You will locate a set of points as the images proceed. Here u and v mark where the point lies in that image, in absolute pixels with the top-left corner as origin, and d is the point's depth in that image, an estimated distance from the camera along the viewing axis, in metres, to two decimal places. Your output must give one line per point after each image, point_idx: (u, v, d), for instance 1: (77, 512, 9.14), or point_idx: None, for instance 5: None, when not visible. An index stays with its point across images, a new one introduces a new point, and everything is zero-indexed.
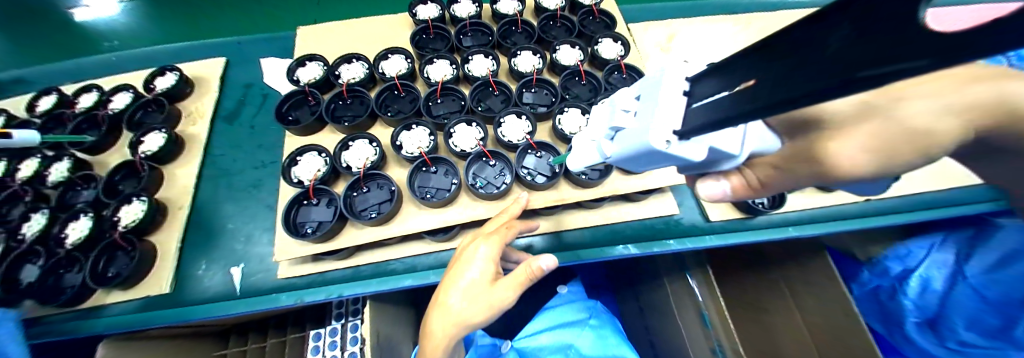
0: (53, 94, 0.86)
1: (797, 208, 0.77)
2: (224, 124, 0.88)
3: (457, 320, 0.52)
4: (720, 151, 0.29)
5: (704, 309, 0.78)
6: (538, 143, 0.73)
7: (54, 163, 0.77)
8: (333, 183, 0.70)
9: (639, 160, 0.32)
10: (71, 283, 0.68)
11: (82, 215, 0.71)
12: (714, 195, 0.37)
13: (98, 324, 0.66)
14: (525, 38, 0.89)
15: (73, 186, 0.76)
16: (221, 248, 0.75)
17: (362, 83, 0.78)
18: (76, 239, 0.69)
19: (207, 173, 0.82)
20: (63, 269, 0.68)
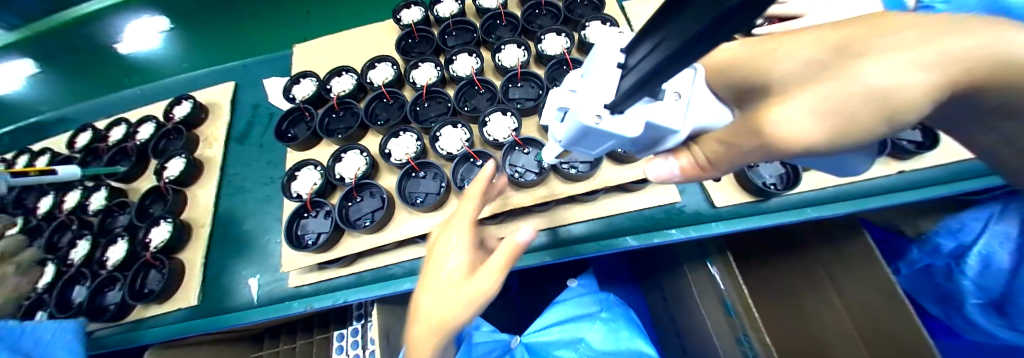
0: (88, 130, 0.97)
1: (814, 187, 0.71)
2: (236, 145, 0.94)
3: (437, 322, 0.46)
4: (660, 126, 0.28)
5: (727, 298, 0.72)
6: (524, 139, 0.72)
7: (92, 193, 0.87)
8: (330, 194, 0.73)
9: (584, 139, 0.31)
10: (111, 302, 0.77)
11: (120, 238, 0.81)
12: (662, 175, 0.39)
13: (137, 336, 0.74)
14: (510, 30, 0.87)
15: (113, 212, 0.86)
16: (242, 261, 0.81)
17: (351, 95, 0.80)
18: (115, 261, 0.79)
19: (224, 192, 0.89)
20: (107, 287, 0.78)
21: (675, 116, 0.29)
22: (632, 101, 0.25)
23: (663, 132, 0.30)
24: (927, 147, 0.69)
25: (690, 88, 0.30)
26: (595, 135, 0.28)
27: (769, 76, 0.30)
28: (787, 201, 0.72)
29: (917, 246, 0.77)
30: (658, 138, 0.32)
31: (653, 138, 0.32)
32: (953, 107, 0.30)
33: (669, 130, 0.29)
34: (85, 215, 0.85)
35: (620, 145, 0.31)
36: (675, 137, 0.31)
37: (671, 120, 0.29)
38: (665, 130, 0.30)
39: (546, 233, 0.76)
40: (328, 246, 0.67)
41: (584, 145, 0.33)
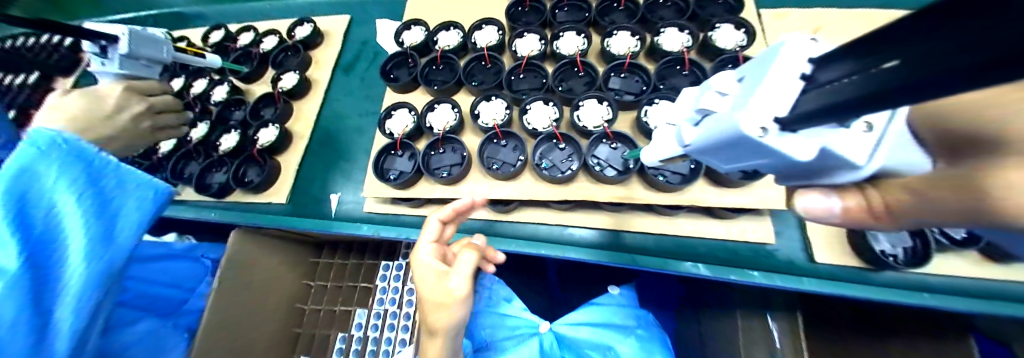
0: (221, 30, 1.13)
1: (951, 273, 0.59)
2: (344, 74, 1.04)
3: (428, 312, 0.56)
4: (840, 156, 0.23)
5: (778, 356, 0.68)
6: (615, 133, 0.69)
7: (219, 86, 1.04)
8: (417, 139, 0.78)
9: (722, 149, 0.28)
10: (215, 181, 0.93)
11: (232, 130, 0.95)
12: (816, 210, 0.31)
13: (224, 213, 0.90)
14: (626, 16, 0.82)
15: (229, 106, 1.02)
16: (329, 178, 0.93)
17: (454, 51, 0.82)
18: (226, 148, 0.94)
19: (326, 113, 1.00)
20: (215, 169, 0.94)
21: (863, 146, 0.23)
22: (815, 124, 0.21)
23: (838, 164, 0.25)
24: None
25: (896, 118, 0.24)
26: (743, 147, 0.25)
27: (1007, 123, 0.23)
28: (902, 278, 0.62)
29: None
30: (826, 169, 0.26)
31: (817, 168, 0.26)
32: None
33: (847, 162, 0.24)
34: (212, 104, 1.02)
35: (768, 166, 0.27)
36: (855, 170, 0.25)
37: (856, 152, 0.23)
38: (844, 163, 0.24)
39: (607, 233, 0.74)
40: (407, 184, 0.72)
41: (719, 157, 0.30)
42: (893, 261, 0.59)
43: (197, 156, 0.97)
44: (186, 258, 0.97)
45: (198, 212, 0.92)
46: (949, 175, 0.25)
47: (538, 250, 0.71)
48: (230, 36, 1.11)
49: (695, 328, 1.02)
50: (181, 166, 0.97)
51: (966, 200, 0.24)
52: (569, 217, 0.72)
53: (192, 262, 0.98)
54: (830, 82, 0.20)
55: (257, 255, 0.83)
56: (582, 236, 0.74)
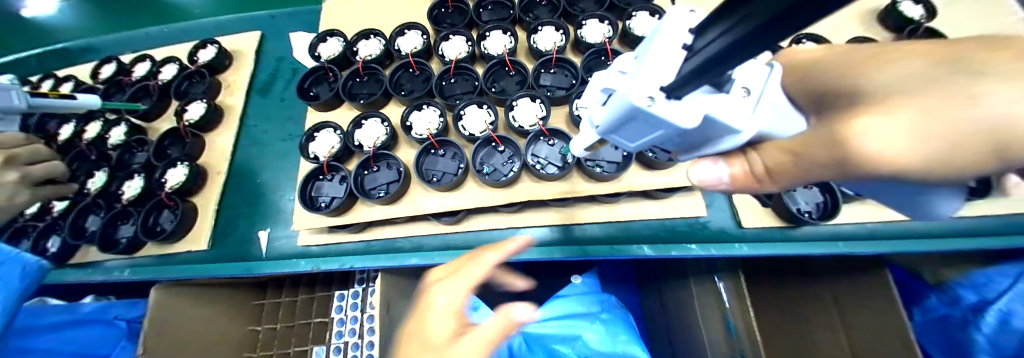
0: (113, 62, 0.97)
1: (853, 221, 0.66)
2: (259, 97, 0.93)
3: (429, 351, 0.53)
4: (719, 121, 0.24)
5: (730, 317, 0.71)
6: (550, 130, 0.69)
7: (114, 127, 0.88)
8: (346, 160, 0.71)
9: (624, 125, 0.27)
10: (123, 236, 0.80)
11: (136, 175, 0.82)
12: (707, 181, 0.32)
13: (131, 272, 0.77)
14: (550, 11, 0.82)
15: (131, 149, 0.87)
16: (255, 214, 0.83)
17: (378, 60, 0.77)
18: (130, 195, 0.80)
19: (243, 141, 0.89)
20: (121, 221, 0.80)
21: (738, 110, 0.24)
22: (695, 84, 0.21)
23: (720, 130, 0.25)
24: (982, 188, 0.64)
25: (762, 82, 0.25)
26: (640, 120, 0.24)
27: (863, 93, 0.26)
28: (819, 232, 0.68)
29: (935, 294, 0.73)
30: (713, 137, 0.27)
31: (706, 136, 0.27)
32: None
33: (727, 128, 0.24)
34: (107, 148, 0.87)
35: (667, 138, 0.27)
36: (734, 137, 0.25)
37: (733, 115, 0.24)
38: (726, 128, 0.25)
39: (558, 229, 0.74)
40: (339, 211, 0.66)
41: (625, 134, 0.29)
42: (811, 217, 0.65)
43: (99, 209, 0.83)
44: (94, 324, 0.82)
45: (112, 274, 0.78)
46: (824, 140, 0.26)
47: None
48: (124, 67, 0.96)
49: (656, 301, 1.07)
50: (80, 223, 0.82)
51: (835, 150, 0.24)
52: (518, 218, 0.72)
53: (105, 327, 0.82)
54: (717, 38, 0.20)
55: (183, 308, 0.75)
56: (535, 236, 0.73)
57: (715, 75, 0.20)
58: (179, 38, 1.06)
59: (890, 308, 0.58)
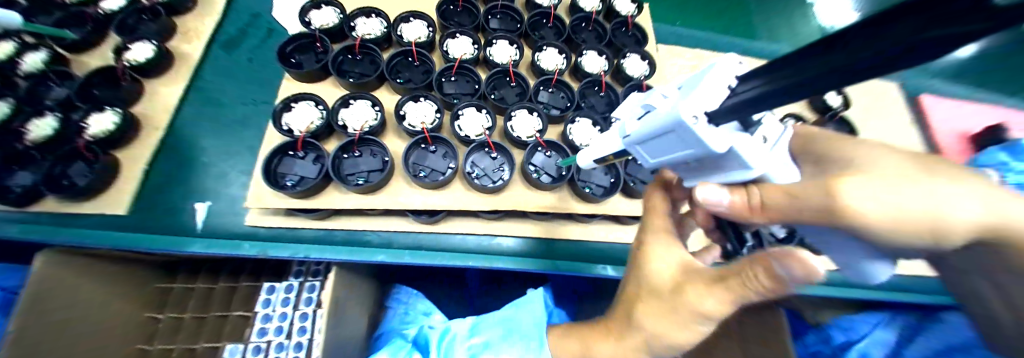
0: None
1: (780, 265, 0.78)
2: (220, 50, 0.83)
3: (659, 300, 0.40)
4: (740, 154, 0.29)
5: None
6: (548, 142, 0.71)
7: (30, 52, 0.72)
8: (325, 139, 0.65)
9: (658, 138, 0.32)
10: (20, 183, 0.66)
11: (49, 114, 0.68)
12: (712, 200, 0.34)
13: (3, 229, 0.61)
14: (554, 34, 0.86)
15: (42, 82, 0.74)
16: (194, 181, 0.72)
17: (376, 42, 0.73)
18: (38, 136, 0.66)
19: (193, 96, 0.78)
20: (17, 165, 0.67)
21: (756, 152, 0.29)
22: (734, 117, 0.26)
23: (734, 164, 0.30)
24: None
25: (779, 135, 0.30)
26: (676, 135, 0.29)
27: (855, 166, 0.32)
28: None
29: (813, 331, 0.92)
30: (724, 171, 0.32)
31: (719, 168, 0.32)
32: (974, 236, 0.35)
33: (741, 164, 0.30)
34: (14, 75, 0.71)
35: (691, 157, 0.32)
36: (744, 173, 0.31)
37: (752, 153, 0.29)
38: (741, 164, 0.30)
39: (533, 242, 0.74)
40: (309, 193, 0.60)
41: (652, 147, 0.34)
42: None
43: None
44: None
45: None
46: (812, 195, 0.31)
47: (463, 261, 0.67)
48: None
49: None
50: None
51: (824, 204, 0.30)
52: (496, 226, 0.71)
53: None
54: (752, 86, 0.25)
55: (72, 284, 0.60)
56: (509, 246, 0.73)
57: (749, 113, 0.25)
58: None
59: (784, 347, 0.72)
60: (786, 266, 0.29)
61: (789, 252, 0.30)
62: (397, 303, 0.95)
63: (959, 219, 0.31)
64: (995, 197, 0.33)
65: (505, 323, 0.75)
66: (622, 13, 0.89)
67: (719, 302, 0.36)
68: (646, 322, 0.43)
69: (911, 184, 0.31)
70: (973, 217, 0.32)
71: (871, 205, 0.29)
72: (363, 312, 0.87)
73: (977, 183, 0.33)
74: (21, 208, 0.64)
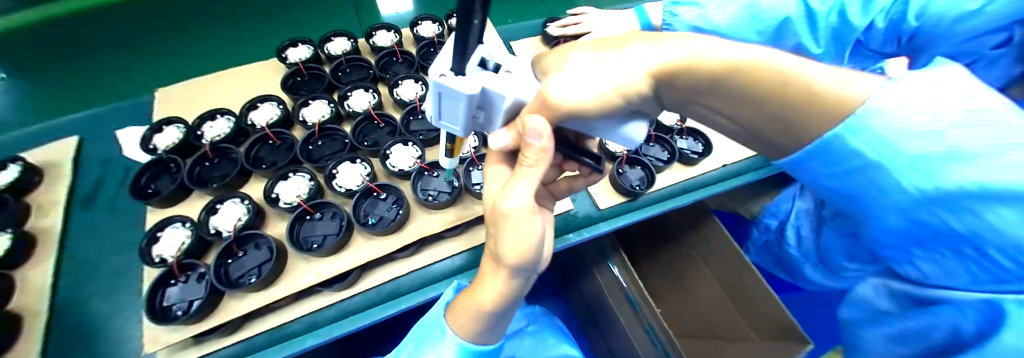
0: None
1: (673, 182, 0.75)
2: (85, 209, 0.81)
3: (502, 217, 0.37)
4: (496, 92, 0.33)
5: (631, 293, 0.81)
6: (429, 164, 0.74)
7: None
8: (204, 253, 0.65)
9: (442, 106, 0.35)
10: None
11: None
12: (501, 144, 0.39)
13: None
14: (406, 67, 0.89)
15: None
16: (92, 351, 0.67)
17: (229, 139, 0.73)
18: None
19: (70, 266, 0.75)
20: None
21: (505, 83, 0.33)
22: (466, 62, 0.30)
23: (502, 101, 0.34)
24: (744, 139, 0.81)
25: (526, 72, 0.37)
26: (445, 96, 0.33)
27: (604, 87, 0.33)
28: (672, 190, 0.75)
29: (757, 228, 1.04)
30: (497, 108, 0.36)
31: (494, 107, 0.36)
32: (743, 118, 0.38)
33: (499, 97, 0.33)
34: None
35: (475, 112, 0.36)
36: (506, 104, 0.35)
37: (504, 87, 0.33)
38: (505, 99, 0.34)
39: (469, 252, 0.74)
40: (202, 315, 0.59)
41: (451, 118, 0.38)
42: (695, 155, 0.77)
43: None
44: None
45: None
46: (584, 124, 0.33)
47: (397, 307, 0.67)
48: None
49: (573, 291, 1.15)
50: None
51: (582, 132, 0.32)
52: (415, 259, 0.71)
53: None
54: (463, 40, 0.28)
55: None
56: (439, 270, 0.72)
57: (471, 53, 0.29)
58: None
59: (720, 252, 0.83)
60: (528, 132, 0.33)
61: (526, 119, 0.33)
62: None
63: (638, 81, 0.34)
64: (670, 44, 0.35)
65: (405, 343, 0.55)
66: (460, 29, 0.93)
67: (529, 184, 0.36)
68: (501, 251, 0.39)
69: (583, 66, 0.35)
70: (639, 68, 0.34)
71: (587, 95, 0.33)
72: None
73: (659, 41, 0.37)
74: None
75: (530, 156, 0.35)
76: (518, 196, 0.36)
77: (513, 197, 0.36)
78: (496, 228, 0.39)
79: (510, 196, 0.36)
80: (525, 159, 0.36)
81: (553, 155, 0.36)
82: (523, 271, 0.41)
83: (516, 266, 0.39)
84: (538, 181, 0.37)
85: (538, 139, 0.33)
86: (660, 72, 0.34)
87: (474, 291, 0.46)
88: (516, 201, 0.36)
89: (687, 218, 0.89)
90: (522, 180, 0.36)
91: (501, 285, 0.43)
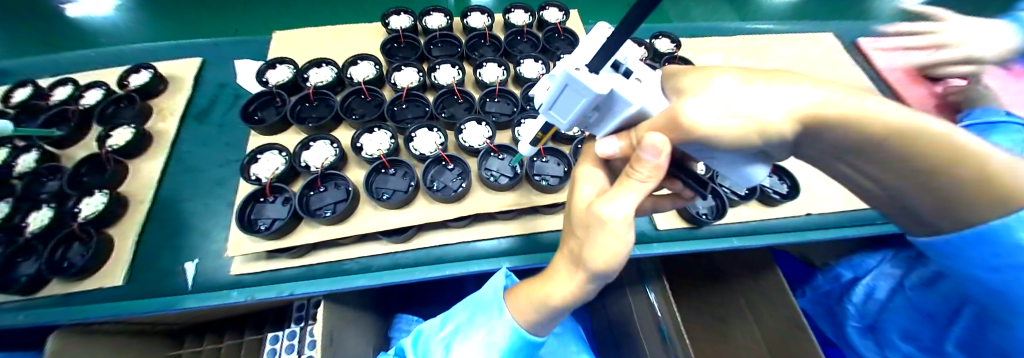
0: (28, 86, 0.97)
1: (742, 220, 0.75)
2: (194, 121, 0.93)
3: (598, 224, 0.39)
4: (622, 96, 0.34)
5: (664, 325, 0.81)
6: (498, 146, 0.77)
7: (23, 153, 0.84)
8: (292, 181, 0.72)
9: (560, 98, 0.36)
10: (25, 271, 0.72)
11: (45, 205, 0.78)
12: (607, 153, 0.41)
13: (18, 315, 0.68)
14: (492, 51, 0.94)
15: (40, 177, 0.83)
16: (179, 243, 0.77)
17: (329, 87, 0.80)
18: (36, 228, 0.74)
19: (173, 168, 0.86)
20: (21, 257, 0.73)
21: (633, 90, 0.35)
22: (605, 60, 0.31)
23: (622, 105, 0.35)
24: (843, 191, 0.79)
25: (646, 77, 0.37)
26: (570, 90, 0.33)
27: (728, 110, 0.34)
28: (735, 227, 0.75)
29: (822, 273, 1.02)
30: (617, 112, 0.37)
31: (613, 110, 0.37)
32: (860, 166, 0.37)
33: (626, 103, 0.35)
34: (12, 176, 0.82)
35: (589, 109, 0.37)
36: (628, 110, 0.36)
37: (630, 92, 0.34)
38: (626, 104, 0.35)
39: (520, 239, 0.77)
40: (281, 234, 0.64)
41: (561, 111, 0.38)
42: (778, 196, 0.76)
43: None
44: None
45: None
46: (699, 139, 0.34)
47: (442, 272, 0.70)
48: (75, 94, 0.95)
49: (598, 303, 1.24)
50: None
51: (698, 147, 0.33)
52: (467, 232, 0.75)
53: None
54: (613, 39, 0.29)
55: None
56: (488, 248, 0.76)
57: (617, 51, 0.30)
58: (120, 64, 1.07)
59: (777, 306, 0.80)
60: (646, 150, 0.34)
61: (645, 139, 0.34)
62: (398, 332, 1.02)
63: (781, 119, 0.33)
64: (834, 95, 0.34)
65: (470, 307, 0.66)
66: (552, 21, 0.97)
67: (633, 197, 0.38)
68: (588, 254, 0.41)
69: (725, 94, 0.36)
70: (789, 107, 0.34)
71: (722, 120, 0.34)
72: (363, 344, 0.90)
73: (796, 78, 0.37)
74: (30, 295, 0.70)
75: (642, 172, 0.37)
76: (621, 205, 0.37)
77: (614, 206, 0.38)
78: (586, 233, 0.42)
79: (612, 204, 0.38)
80: (635, 173, 0.37)
81: (665, 174, 0.37)
82: (601, 276, 0.44)
83: (598, 272, 0.42)
84: (641, 195, 0.38)
85: (654, 157, 0.35)
86: (810, 117, 0.33)
87: (545, 284, 0.52)
88: (617, 211, 0.37)
89: (746, 262, 0.93)
90: (627, 192, 0.38)
91: (576, 285, 0.47)
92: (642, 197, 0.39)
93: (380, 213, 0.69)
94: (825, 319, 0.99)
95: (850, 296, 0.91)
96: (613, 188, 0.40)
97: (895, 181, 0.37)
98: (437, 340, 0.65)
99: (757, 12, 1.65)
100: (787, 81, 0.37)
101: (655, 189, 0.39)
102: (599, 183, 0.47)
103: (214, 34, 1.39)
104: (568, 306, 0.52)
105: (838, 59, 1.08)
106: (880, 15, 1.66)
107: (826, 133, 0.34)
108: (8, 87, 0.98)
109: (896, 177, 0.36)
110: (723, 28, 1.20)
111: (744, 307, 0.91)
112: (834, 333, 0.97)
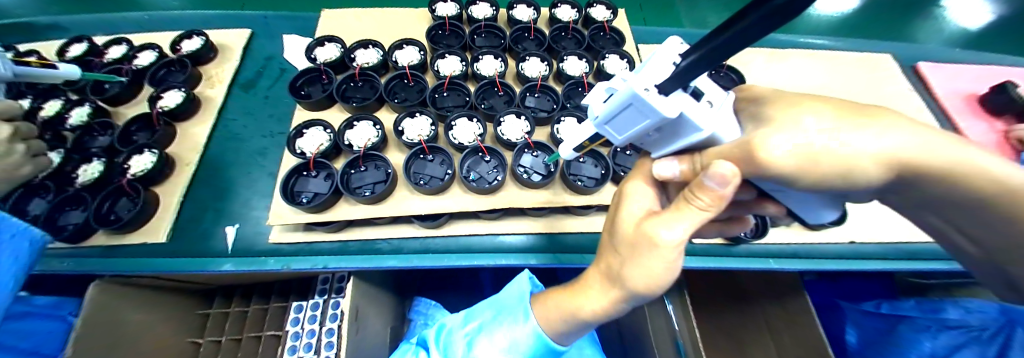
0: (83, 42, 1.01)
1: (781, 241, 0.72)
2: (240, 90, 0.96)
3: (646, 244, 0.37)
4: (690, 121, 0.32)
5: (681, 337, 0.80)
6: (535, 143, 0.76)
7: (75, 107, 0.88)
8: (333, 158, 0.74)
9: (620, 114, 0.34)
10: (69, 221, 0.76)
11: (96, 159, 0.82)
12: (667, 174, 0.39)
13: (63, 263, 0.71)
14: (536, 45, 0.93)
15: (91, 131, 0.87)
16: (221, 208, 0.80)
17: (374, 69, 0.82)
18: (86, 180, 0.79)
19: (218, 134, 0.89)
20: (69, 206, 0.77)
21: (705, 115, 0.32)
22: (681, 84, 0.29)
23: (687, 128, 0.33)
24: (891, 221, 0.76)
25: (720, 99, 0.34)
26: (634, 108, 0.32)
27: (821, 140, 0.32)
28: (769, 248, 0.73)
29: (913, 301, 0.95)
30: (683, 136, 0.35)
31: (678, 133, 0.36)
32: (947, 203, 0.36)
33: (695, 129, 0.33)
34: (66, 128, 0.87)
35: (650, 128, 0.35)
36: (698, 136, 0.34)
37: (700, 118, 0.32)
38: (693, 128, 0.33)
39: (545, 237, 0.77)
40: (322, 207, 0.66)
41: (618, 126, 0.37)
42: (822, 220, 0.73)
43: (46, 192, 0.79)
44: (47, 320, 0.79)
45: (47, 264, 0.71)
46: (781, 170, 0.32)
47: (470, 261, 0.71)
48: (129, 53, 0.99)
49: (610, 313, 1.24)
50: (21, 207, 0.78)
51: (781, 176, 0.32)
52: (498, 225, 0.75)
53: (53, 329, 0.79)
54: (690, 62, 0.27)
55: (121, 308, 0.71)
56: (514, 243, 0.76)
57: (692, 77, 0.27)
58: (171, 28, 1.11)
59: (799, 331, 0.79)
60: (711, 178, 0.31)
61: (711, 165, 0.31)
62: (418, 314, 1.03)
63: (869, 162, 0.32)
64: (930, 132, 0.32)
65: (493, 307, 0.66)
66: (598, 19, 0.95)
67: (689, 223, 0.35)
68: (631, 274, 0.40)
69: (817, 128, 0.32)
70: (883, 145, 0.31)
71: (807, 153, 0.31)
72: (383, 325, 0.93)
73: (884, 108, 0.35)
74: (75, 244, 0.73)
75: (703, 200, 0.33)
76: (675, 230, 0.35)
77: (668, 230, 0.36)
78: (632, 251, 0.40)
79: (667, 228, 0.36)
80: (695, 200, 0.34)
81: (728, 205, 0.33)
82: (640, 296, 0.43)
83: (639, 291, 0.41)
84: (699, 223, 0.36)
85: (721, 185, 0.31)
86: (902, 161, 0.32)
87: (578, 295, 0.51)
88: (672, 235, 0.35)
89: (770, 287, 0.93)
90: (684, 219, 0.35)
91: (611, 300, 0.47)
92: (700, 224, 0.36)
93: (415, 199, 0.69)
94: (861, 329, 0.96)
95: (935, 333, 0.86)
96: (669, 210, 0.38)
97: (982, 216, 0.35)
98: (460, 335, 0.65)
99: (803, 26, 1.59)
100: (873, 108, 0.35)
101: (714, 217, 0.35)
102: (650, 200, 0.45)
103: (255, 5, 1.43)
104: (600, 320, 0.52)
105: (891, 83, 1.04)
106: (938, 39, 1.57)
107: (923, 172, 0.32)
108: (65, 41, 1.02)
109: (971, 209, 0.35)
110: (771, 39, 1.15)
111: (764, 326, 0.91)
112: (859, 341, 0.95)
